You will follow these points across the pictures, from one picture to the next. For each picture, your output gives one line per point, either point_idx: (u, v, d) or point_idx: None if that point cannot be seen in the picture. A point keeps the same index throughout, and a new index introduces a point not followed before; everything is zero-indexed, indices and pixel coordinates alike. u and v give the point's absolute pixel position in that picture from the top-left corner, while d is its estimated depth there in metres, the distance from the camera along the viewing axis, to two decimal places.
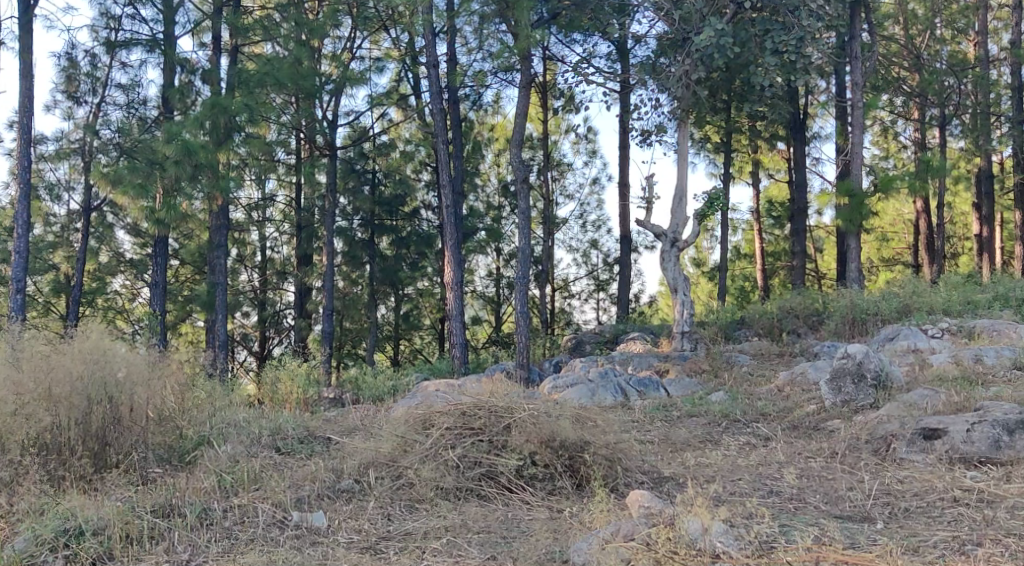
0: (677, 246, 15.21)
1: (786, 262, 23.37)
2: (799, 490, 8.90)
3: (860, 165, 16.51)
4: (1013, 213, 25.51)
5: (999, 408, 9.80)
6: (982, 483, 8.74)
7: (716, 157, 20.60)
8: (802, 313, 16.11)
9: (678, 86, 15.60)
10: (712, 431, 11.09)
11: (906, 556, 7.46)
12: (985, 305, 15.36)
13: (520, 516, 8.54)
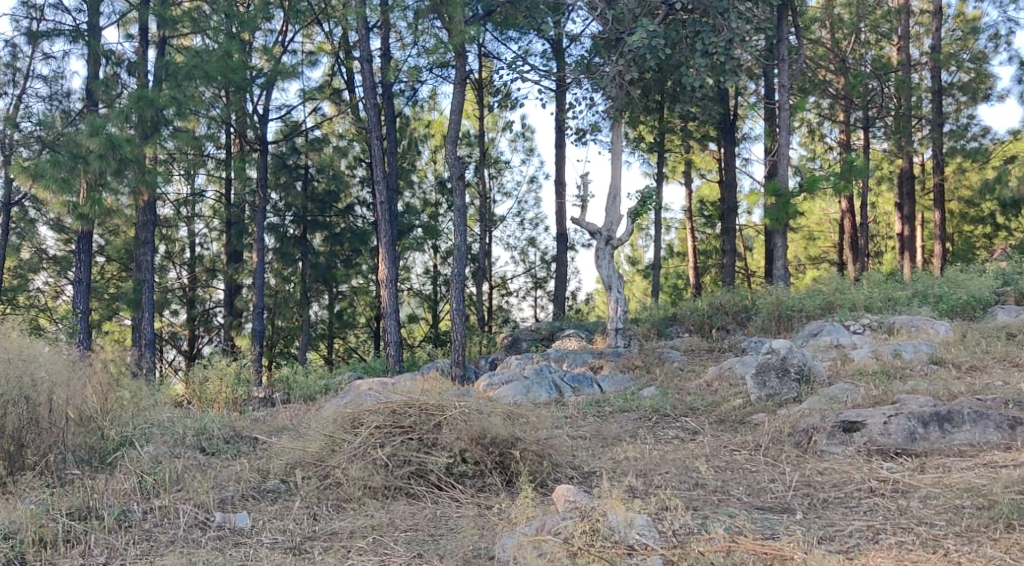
0: (612, 244, 15.12)
1: (717, 260, 24.48)
2: (722, 483, 8.44)
3: (787, 166, 17.27)
4: (932, 213, 26.73)
5: (916, 400, 9.30)
6: (897, 474, 8.25)
7: (651, 157, 21.79)
8: (732, 310, 16.28)
9: (611, 86, 15.09)
10: (644, 426, 10.51)
11: (819, 545, 7.07)
12: (904, 300, 15.54)
13: (450, 515, 7.98)
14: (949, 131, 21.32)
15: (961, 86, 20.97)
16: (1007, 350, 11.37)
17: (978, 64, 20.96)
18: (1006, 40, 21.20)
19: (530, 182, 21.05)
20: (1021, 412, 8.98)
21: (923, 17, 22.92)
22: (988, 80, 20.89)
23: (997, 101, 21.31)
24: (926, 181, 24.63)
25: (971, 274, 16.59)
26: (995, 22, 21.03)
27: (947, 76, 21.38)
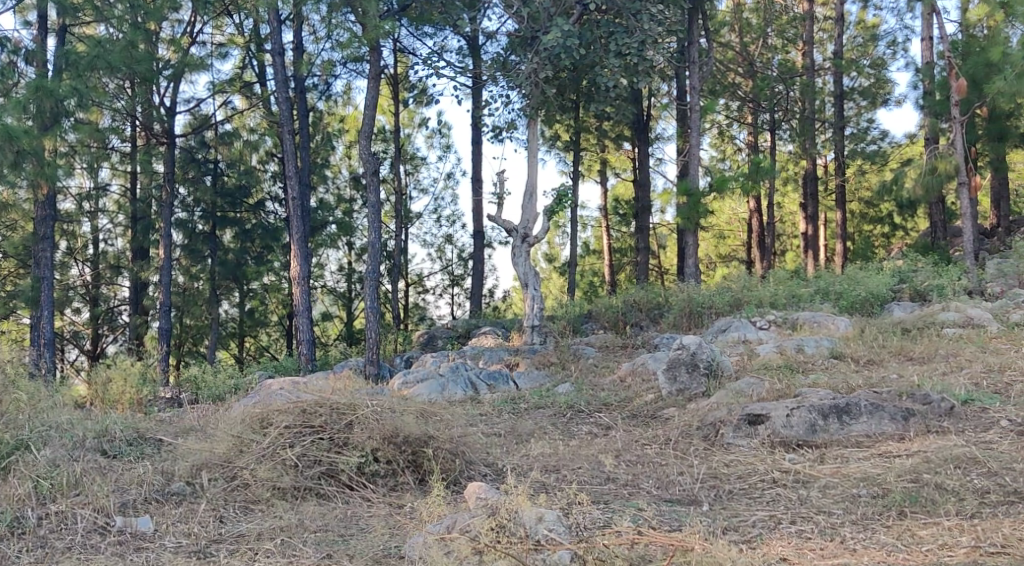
0: (528, 242, 15.17)
1: (632, 258, 24.78)
2: (632, 476, 8.55)
3: (698, 165, 17.53)
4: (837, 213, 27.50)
5: (817, 394, 9.53)
6: (799, 464, 8.45)
7: (567, 156, 21.97)
8: (645, 307, 16.47)
9: (526, 84, 15.13)
10: (557, 422, 10.55)
11: (724, 535, 7.23)
12: (808, 297, 15.86)
13: (360, 514, 7.94)
14: (849, 133, 21.69)
15: (860, 91, 21.57)
16: (902, 345, 11.70)
17: (877, 69, 21.61)
18: (904, 48, 21.78)
19: (447, 179, 21.00)
20: (915, 403, 9.24)
21: (826, 23, 23.57)
22: (887, 86, 21.55)
23: (895, 105, 22.00)
24: (830, 181, 25.41)
25: (871, 272, 17.03)
26: (893, 30, 21.55)
27: (849, 81, 22.01)
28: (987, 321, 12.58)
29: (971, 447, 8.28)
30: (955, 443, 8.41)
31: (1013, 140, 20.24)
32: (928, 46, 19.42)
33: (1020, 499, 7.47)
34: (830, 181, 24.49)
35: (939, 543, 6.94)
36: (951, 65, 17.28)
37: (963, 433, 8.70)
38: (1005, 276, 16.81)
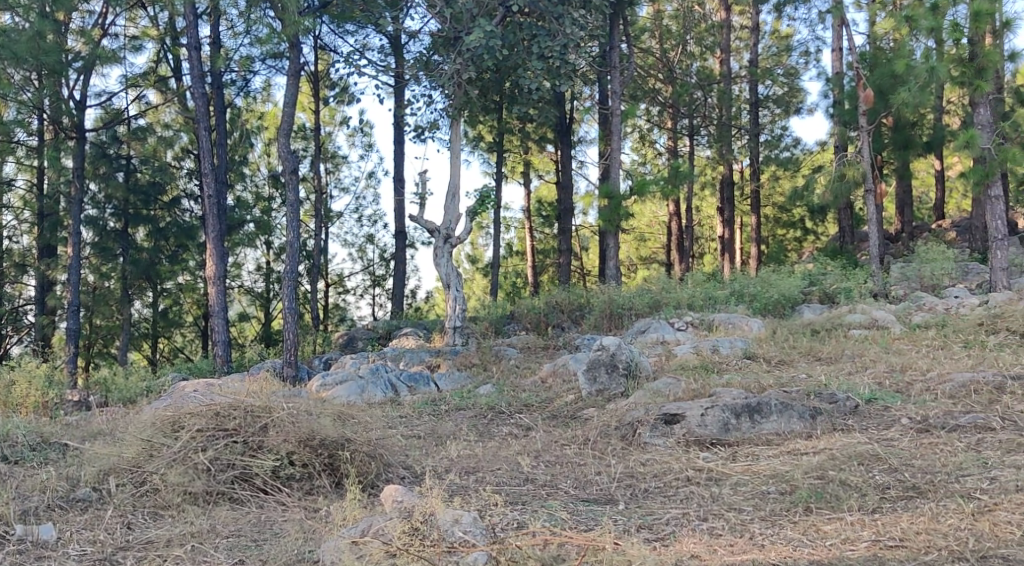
0: (450, 243, 15.11)
1: (555, 259, 24.90)
2: (551, 477, 8.58)
3: (619, 169, 17.63)
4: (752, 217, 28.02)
5: (731, 393, 9.66)
6: (712, 463, 8.55)
7: (491, 156, 21.98)
8: (567, 308, 16.51)
9: (449, 85, 15.05)
10: (478, 423, 10.50)
11: (639, 533, 7.36)
12: (724, 299, 16.06)
13: (275, 519, 7.81)
14: (763, 140, 22.21)
15: (775, 100, 22.09)
16: (811, 346, 11.89)
17: (791, 79, 21.99)
18: (816, 57, 22.23)
19: (369, 178, 20.81)
20: (822, 402, 9.39)
21: (742, 32, 24.03)
22: (800, 95, 22.10)
23: (808, 114, 22.54)
24: (746, 187, 25.88)
25: (784, 274, 17.34)
26: (806, 40, 21.99)
27: (763, 89, 22.49)
28: (891, 322, 12.82)
29: (875, 445, 8.46)
30: (859, 441, 8.57)
31: (918, 148, 20.74)
32: (839, 57, 19.84)
33: (918, 493, 7.65)
34: (746, 186, 24.90)
35: (842, 537, 7.09)
36: (859, 76, 17.69)
37: (867, 430, 8.87)
38: (909, 280, 17.24)
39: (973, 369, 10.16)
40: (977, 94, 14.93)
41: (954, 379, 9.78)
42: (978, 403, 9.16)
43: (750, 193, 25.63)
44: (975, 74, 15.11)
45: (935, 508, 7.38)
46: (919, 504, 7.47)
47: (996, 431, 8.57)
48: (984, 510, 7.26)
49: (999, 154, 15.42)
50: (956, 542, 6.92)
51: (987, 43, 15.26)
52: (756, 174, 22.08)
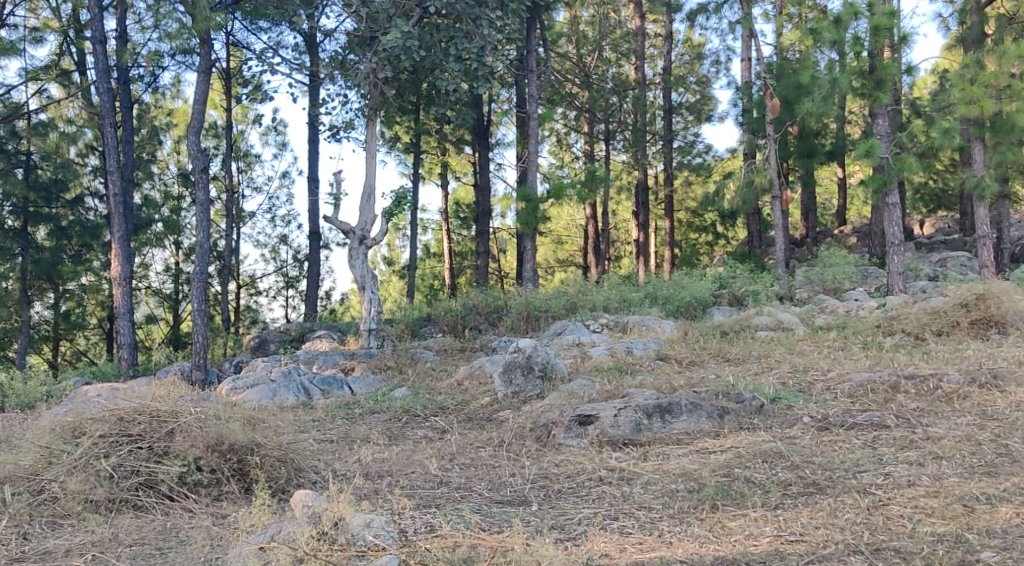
0: (366, 244, 14.93)
1: (472, 262, 24.83)
2: (465, 479, 8.53)
3: (536, 171, 17.66)
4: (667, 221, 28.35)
5: (643, 394, 9.70)
6: (625, 463, 8.56)
7: (408, 158, 21.84)
8: (484, 309, 16.43)
9: (365, 84, 14.81)
10: (392, 427, 10.34)
11: (552, 533, 7.44)
12: (638, 301, 16.14)
13: (181, 526, 7.62)
14: (676, 147, 22.68)
15: (688, 107, 22.51)
16: (722, 347, 12.00)
17: (702, 86, 22.61)
18: (726, 67, 22.58)
19: (282, 177, 20.46)
20: (729, 401, 9.46)
21: (656, 39, 24.30)
22: (711, 103, 22.51)
23: (719, 121, 22.91)
24: (660, 192, 26.18)
25: (696, 277, 17.52)
26: (717, 50, 22.32)
27: (677, 95, 22.87)
28: (796, 324, 13.02)
29: (778, 442, 8.55)
30: (763, 439, 8.67)
31: (821, 157, 21.18)
32: (747, 67, 20.16)
33: (818, 489, 7.76)
34: (660, 190, 25.16)
35: (745, 533, 7.25)
36: (766, 85, 18.03)
37: (771, 429, 8.96)
38: (812, 284, 17.58)
39: (870, 368, 10.36)
40: (876, 105, 15.21)
41: (853, 378, 9.94)
42: (873, 401, 9.33)
43: (665, 198, 25.94)
44: (874, 86, 15.42)
45: (833, 502, 7.53)
46: (819, 499, 7.61)
47: (891, 428, 8.73)
48: (878, 505, 7.45)
49: (896, 164, 15.77)
50: (852, 535, 7.11)
51: (885, 56, 15.62)
52: (669, 179, 22.32)
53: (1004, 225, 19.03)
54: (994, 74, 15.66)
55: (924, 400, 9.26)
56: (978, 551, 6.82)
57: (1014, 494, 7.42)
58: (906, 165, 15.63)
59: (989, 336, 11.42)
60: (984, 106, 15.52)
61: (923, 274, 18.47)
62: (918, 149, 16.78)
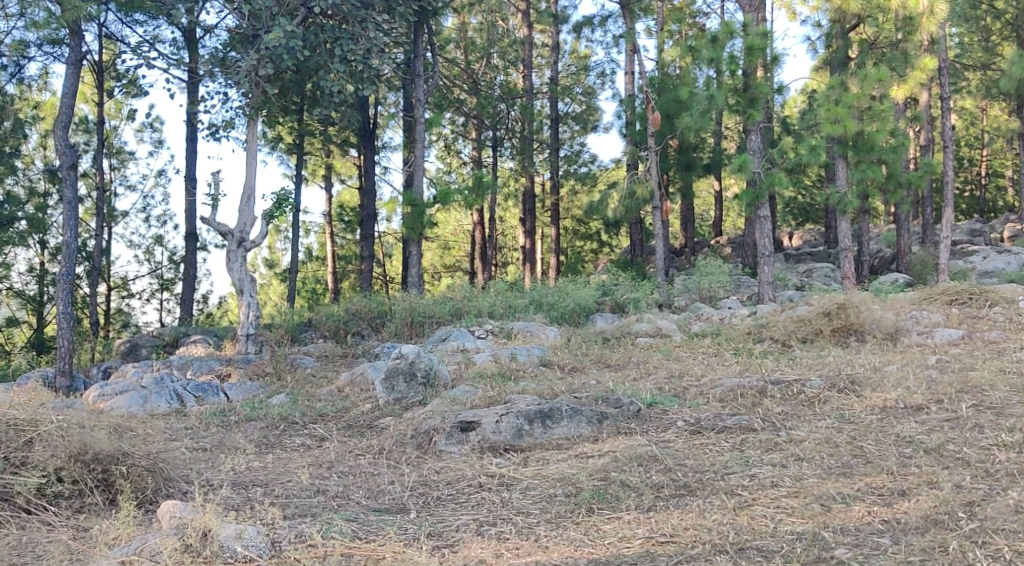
0: (244, 246, 14.54)
1: (356, 266, 24.53)
2: (342, 488, 8.33)
3: (422, 175, 17.50)
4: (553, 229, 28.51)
5: (525, 400, 9.65)
6: (505, 468, 8.47)
7: (291, 159, 21.52)
8: (367, 315, 16.15)
9: (246, 83, 14.38)
10: (269, 434, 10.05)
11: (429, 541, 7.32)
12: (523, 308, 16.10)
13: (38, 541, 7.26)
14: (563, 155, 22.99)
15: (574, 117, 22.70)
16: (604, 353, 12.05)
17: (589, 97, 22.64)
18: (612, 79, 22.82)
19: (157, 176, 19.83)
20: (608, 407, 9.47)
21: (544, 49, 24.46)
22: (597, 113, 22.75)
23: (604, 132, 23.20)
24: (547, 199, 26.31)
25: (580, 284, 17.58)
26: (603, 62, 22.56)
27: (564, 105, 23.06)
28: (674, 331, 13.17)
29: (653, 446, 8.57)
30: (639, 443, 8.68)
31: (698, 169, 21.60)
32: (630, 80, 20.40)
33: (689, 491, 7.81)
34: (546, 198, 25.29)
35: (619, 535, 7.24)
36: (648, 98, 18.30)
37: (647, 433, 8.98)
38: (690, 292, 17.86)
39: (740, 374, 10.51)
40: (748, 123, 15.74)
41: (723, 383, 10.07)
42: (743, 405, 9.46)
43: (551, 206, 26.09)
44: (748, 104, 15.91)
45: (702, 504, 7.58)
46: (689, 501, 7.64)
47: (757, 431, 8.85)
48: (744, 505, 7.52)
49: (768, 178, 16.11)
50: (718, 535, 7.15)
51: (759, 75, 15.98)
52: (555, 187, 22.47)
53: (866, 239, 19.64)
54: (857, 96, 16.18)
55: (788, 404, 9.43)
56: (832, 549, 6.91)
57: (867, 493, 7.55)
58: (777, 179, 15.98)
59: (849, 343, 11.68)
60: (847, 126, 15.99)
61: (791, 284, 18.94)
62: (787, 165, 17.19)
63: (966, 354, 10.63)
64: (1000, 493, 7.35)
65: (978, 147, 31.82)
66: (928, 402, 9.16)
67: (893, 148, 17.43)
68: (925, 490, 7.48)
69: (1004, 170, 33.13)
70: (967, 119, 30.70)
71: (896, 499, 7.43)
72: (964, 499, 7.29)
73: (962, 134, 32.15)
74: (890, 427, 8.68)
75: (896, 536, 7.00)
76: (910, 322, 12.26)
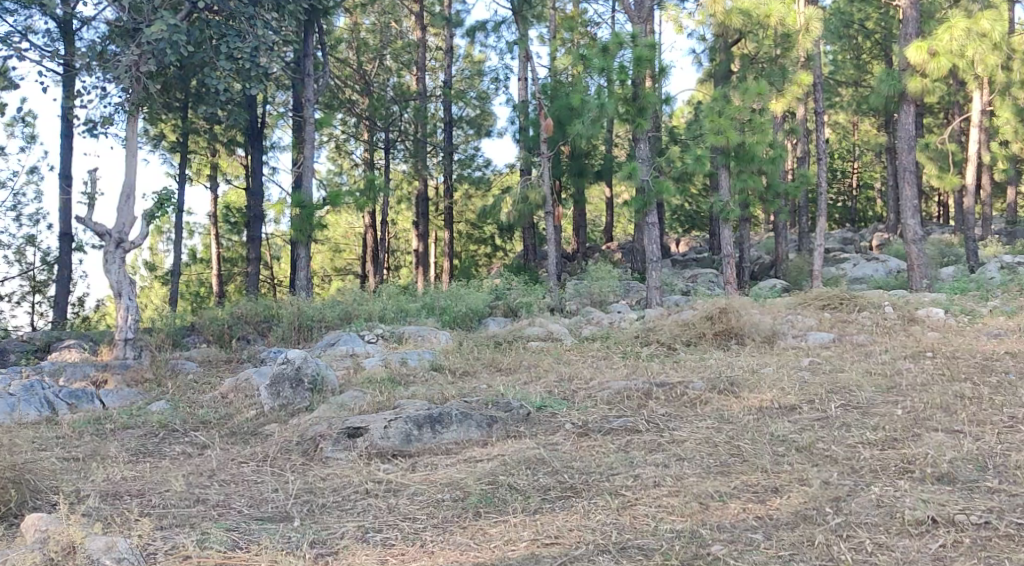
0: (123, 248, 14.06)
1: (242, 268, 24.03)
2: (224, 495, 8.07)
3: (311, 175, 17.16)
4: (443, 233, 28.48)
5: (414, 405, 9.48)
6: (392, 474, 8.31)
7: (175, 158, 21.02)
8: (252, 319, 15.76)
9: (125, 78, 13.88)
10: (147, 442, 9.70)
11: (311, 550, 7.15)
12: (414, 312, 15.97)
13: None
14: (457, 158, 22.87)
15: (468, 121, 22.68)
16: (495, 357, 11.96)
17: (482, 101, 22.71)
18: (505, 85, 22.84)
19: (31, 173, 19.07)
20: (497, 411, 9.37)
21: (437, 52, 24.40)
22: (491, 118, 22.72)
23: (497, 137, 23.19)
24: (441, 203, 26.18)
25: (471, 288, 17.50)
26: (496, 67, 22.55)
27: (457, 109, 23.03)
28: (565, 335, 13.18)
29: (541, 449, 8.52)
30: (527, 446, 8.61)
31: (589, 176, 21.77)
32: (524, 86, 20.41)
33: (575, 493, 7.77)
34: (438, 202, 25.15)
35: (505, 538, 7.17)
36: (541, 104, 18.38)
37: (536, 436, 8.92)
38: (580, 296, 17.92)
39: (628, 377, 10.55)
40: (637, 131, 15.89)
41: (611, 386, 10.08)
42: (629, 407, 9.49)
43: (444, 210, 26.01)
44: (636, 113, 16.10)
45: (587, 504, 7.56)
46: (575, 502, 7.61)
47: (642, 432, 8.88)
48: (626, 505, 7.52)
49: (655, 186, 16.29)
50: (602, 535, 7.14)
51: (648, 85, 16.16)
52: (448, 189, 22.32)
53: (747, 246, 20.00)
54: (739, 108, 16.60)
55: (671, 406, 9.49)
56: (708, 545, 6.96)
57: (742, 490, 7.61)
58: (665, 186, 16.15)
59: (730, 346, 11.85)
60: (730, 137, 16.32)
61: (678, 289, 19.18)
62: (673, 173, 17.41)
63: (837, 356, 10.88)
64: (865, 488, 7.49)
65: (850, 160, 32.86)
66: (800, 402, 9.32)
67: (772, 159, 17.82)
68: (795, 487, 7.58)
69: (873, 183, 34.28)
70: (840, 132, 31.67)
71: (769, 496, 7.52)
72: (831, 494, 7.42)
73: (835, 147, 33.17)
74: (765, 426, 8.79)
75: (770, 532, 7.07)
76: (785, 325, 12.51)
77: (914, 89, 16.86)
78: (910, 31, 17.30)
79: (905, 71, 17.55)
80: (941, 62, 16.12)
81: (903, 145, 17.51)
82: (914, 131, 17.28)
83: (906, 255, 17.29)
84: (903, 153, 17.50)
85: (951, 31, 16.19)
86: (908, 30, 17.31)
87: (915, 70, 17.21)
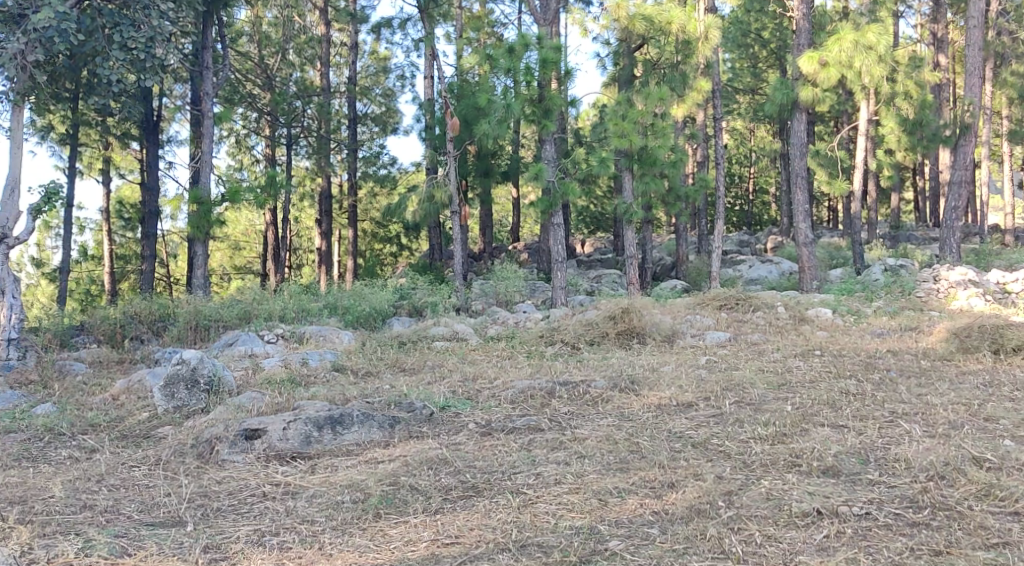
0: (6, 244, 13.49)
1: (136, 265, 23.39)
2: (113, 501, 7.78)
3: (209, 170, 16.73)
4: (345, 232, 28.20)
5: (314, 406, 9.28)
6: (290, 476, 8.12)
7: (66, 151, 20.36)
8: (147, 318, 15.29)
9: (11, 66, 13.35)
10: (31, 447, 9.31)
11: (203, 556, 6.94)
12: (315, 312, 15.74)
13: None
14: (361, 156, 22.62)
15: (373, 118, 22.46)
16: (397, 357, 11.79)
17: (387, 99, 22.54)
18: (410, 83, 22.70)
19: None
20: (400, 411, 9.23)
21: (341, 48, 24.17)
22: (396, 116, 22.55)
23: (403, 135, 23.01)
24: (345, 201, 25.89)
25: (374, 287, 17.28)
26: (401, 66, 22.39)
27: (362, 106, 22.81)
28: (470, 334, 13.10)
29: (443, 449, 8.42)
30: (429, 446, 8.50)
31: (495, 176, 21.74)
32: (429, 84, 20.29)
33: (476, 492, 7.69)
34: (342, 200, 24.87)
35: (404, 539, 7.06)
36: (444, 102, 18.29)
37: (438, 436, 8.81)
38: (485, 296, 17.86)
39: (530, 376, 10.52)
40: (543, 131, 15.91)
41: (514, 386, 10.02)
42: (531, 406, 9.44)
43: (346, 208, 25.74)
44: (542, 114, 16.12)
45: (487, 504, 7.48)
46: (475, 502, 7.52)
47: (543, 431, 8.83)
48: (527, 503, 7.46)
49: (561, 186, 16.30)
50: (501, 534, 7.07)
51: (552, 86, 16.19)
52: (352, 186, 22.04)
53: (649, 246, 20.16)
54: (642, 111, 16.75)
55: (573, 405, 9.47)
56: (607, 541, 6.94)
57: (641, 487, 7.62)
58: (569, 187, 16.19)
59: (632, 346, 11.90)
60: (633, 140, 16.44)
61: (582, 289, 19.26)
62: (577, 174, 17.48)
63: (732, 355, 11.01)
64: (756, 482, 7.57)
65: (746, 165, 33.52)
66: (696, 400, 9.39)
67: (672, 162, 18.02)
68: (691, 482, 7.62)
69: (768, 188, 35.02)
70: (737, 137, 32.27)
71: (666, 492, 7.54)
72: (723, 489, 7.47)
73: (733, 152, 33.80)
74: (663, 423, 8.84)
75: (666, 526, 7.10)
76: (685, 325, 12.62)
77: (806, 97, 17.25)
78: (802, 41, 17.68)
79: (798, 79, 17.92)
80: (831, 72, 16.62)
81: (796, 151, 17.85)
82: (806, 136, 17.62)
83: (799, 257, 17.63)
84: (798, 158, 17.83)
85: (840, 42, 16.58)
86: (802, 40, 17.67)
87: (808, 79, 17.60)
